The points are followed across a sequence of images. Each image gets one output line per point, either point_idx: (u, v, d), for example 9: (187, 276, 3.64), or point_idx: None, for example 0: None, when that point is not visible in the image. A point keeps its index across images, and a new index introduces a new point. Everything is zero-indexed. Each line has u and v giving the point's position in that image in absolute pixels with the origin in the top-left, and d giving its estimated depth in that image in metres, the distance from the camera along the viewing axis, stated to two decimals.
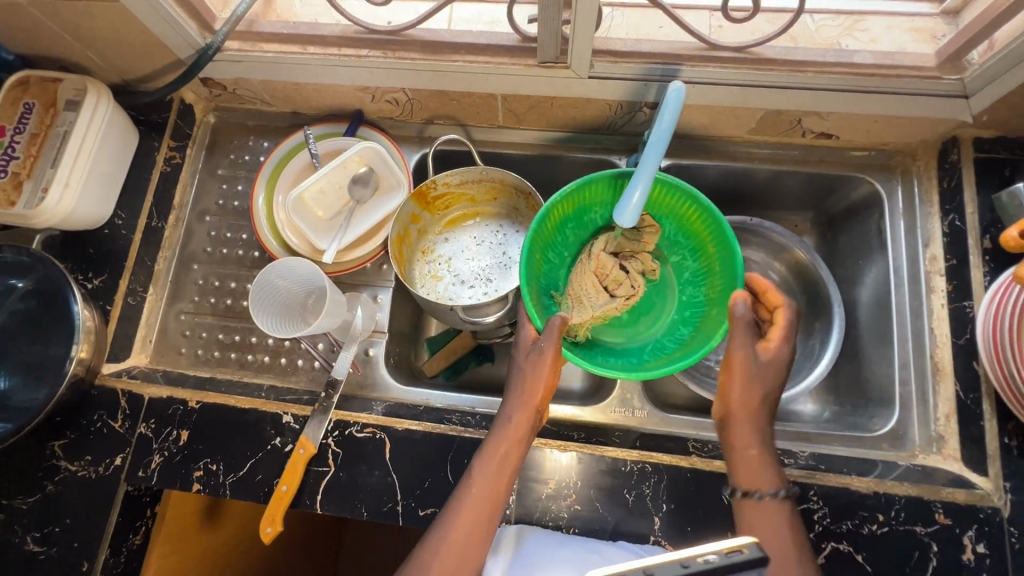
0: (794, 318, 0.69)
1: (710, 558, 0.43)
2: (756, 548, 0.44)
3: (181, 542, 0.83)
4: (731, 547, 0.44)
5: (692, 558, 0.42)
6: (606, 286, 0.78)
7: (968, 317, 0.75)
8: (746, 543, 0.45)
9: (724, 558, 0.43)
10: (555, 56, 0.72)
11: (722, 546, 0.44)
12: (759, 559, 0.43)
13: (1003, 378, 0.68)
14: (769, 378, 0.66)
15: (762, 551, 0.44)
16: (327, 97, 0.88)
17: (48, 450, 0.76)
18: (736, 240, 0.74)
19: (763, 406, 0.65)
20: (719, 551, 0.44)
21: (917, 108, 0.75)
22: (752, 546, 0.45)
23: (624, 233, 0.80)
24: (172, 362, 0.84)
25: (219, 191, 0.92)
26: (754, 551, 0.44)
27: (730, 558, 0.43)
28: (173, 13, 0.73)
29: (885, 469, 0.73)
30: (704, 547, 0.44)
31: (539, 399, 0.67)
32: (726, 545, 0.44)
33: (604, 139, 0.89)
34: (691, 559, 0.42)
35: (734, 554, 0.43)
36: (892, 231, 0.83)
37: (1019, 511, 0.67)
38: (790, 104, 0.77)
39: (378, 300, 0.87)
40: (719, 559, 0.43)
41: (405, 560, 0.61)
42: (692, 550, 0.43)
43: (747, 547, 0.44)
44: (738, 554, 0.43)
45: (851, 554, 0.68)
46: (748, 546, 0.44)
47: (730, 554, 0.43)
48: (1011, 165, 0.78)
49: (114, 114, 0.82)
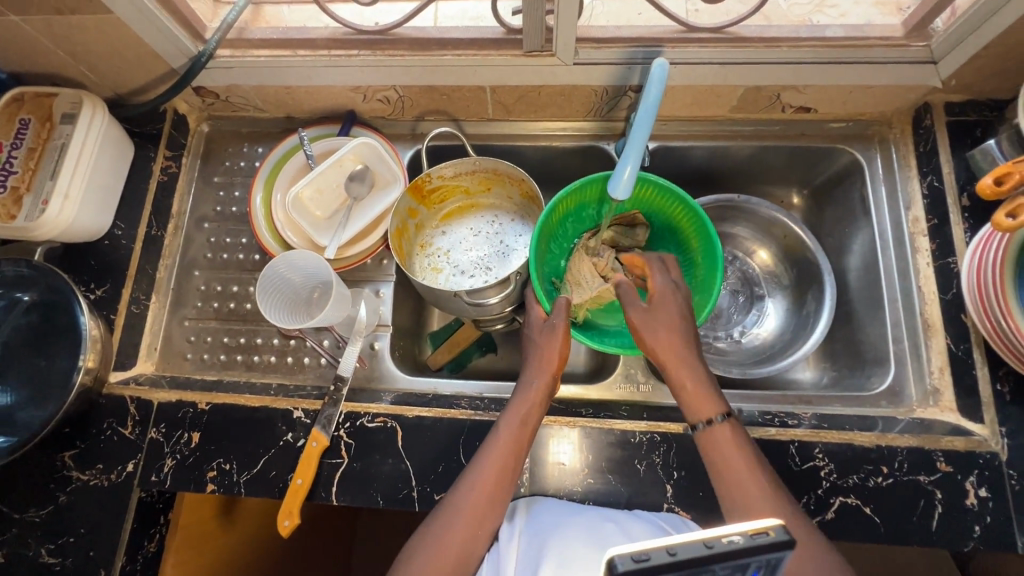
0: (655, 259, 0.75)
1: (734, 539, 0.37)
2: (784, 530, 0.38)
3: (196, 547, 0.83)
4: (758, 527, 0.38)
5: (717, 538, 0.37)
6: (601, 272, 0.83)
7: (953, 273, 0.78)
8: (774, 525, 0.38)
9: (749, 541, 0.37)
10: (540, 45, 0.75)
11: (747, 526, 0.39)
12: (789, 544, 0.37)
13: (991, 327, 0.70)
14: (670, 312, 0.70)
15: (791, 534, 0.38)
16: (319, 99, 0.90)
17: (58, 461, 0.76)
18: (719, 239, 0.78)
19: (676, 334, 0.68)
20: (745, 532, 0.38)
21: (889, 77, 0.78)
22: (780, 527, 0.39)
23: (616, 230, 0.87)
24: (179, 368, 0.85)
25: (216, 198, 0.93)
26: (782, 534, 0.38)
27: (756, 541, 0.37)
28: (164, 22, 0.75)
29: (887, 424, 0.75)
30: (728, 526, 0.38)
31: (555, 367, 0.70)
32: (752, 525, 0.38)
33: (591, 125, 0.92)
34: (714, 540, 0.37)
35: (760, 537, 0.38)
36: (874, 197, 0.86)
37: (1015, 453, 0.69)
38: (769, 80, 0.80)
39: (380, 294, 0.88)
40: (744, 541, 0.37)
41: (429, 519, 0.61)
42: (715, 529, 0.38)
43: (774, 530, 0.38)
44: (766, 537, 0.37)
45: (859, 507, 0.69)
46: (776, 528, 0.38)
47: (756, 536, 0.38)
48: (982, 126, 0.81)
49: (109, 126, 0.83)
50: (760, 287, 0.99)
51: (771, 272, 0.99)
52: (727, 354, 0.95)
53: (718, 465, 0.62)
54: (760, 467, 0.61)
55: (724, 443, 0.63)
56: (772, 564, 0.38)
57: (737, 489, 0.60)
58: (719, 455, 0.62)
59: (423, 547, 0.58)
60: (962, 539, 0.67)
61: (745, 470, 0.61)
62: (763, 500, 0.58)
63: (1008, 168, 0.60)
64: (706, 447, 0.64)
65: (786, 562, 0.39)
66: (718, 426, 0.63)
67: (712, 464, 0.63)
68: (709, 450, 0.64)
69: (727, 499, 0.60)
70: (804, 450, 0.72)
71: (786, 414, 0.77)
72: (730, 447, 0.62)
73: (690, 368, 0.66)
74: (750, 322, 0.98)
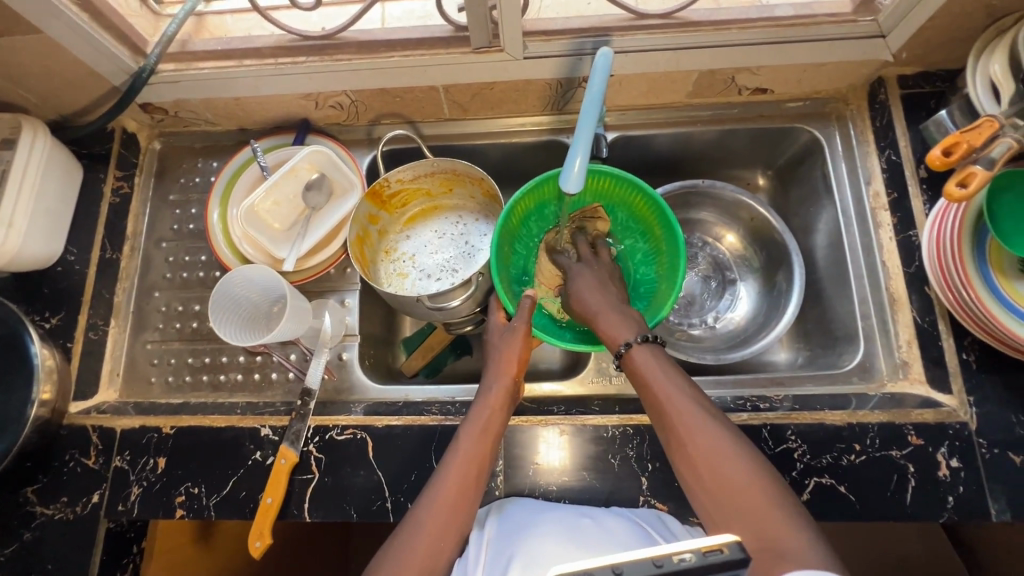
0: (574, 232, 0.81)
1: (685, 556, 0.37)
2: (740, 549, 0.38)
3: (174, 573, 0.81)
4: (711, 545, 0.38)
5: (667, 556, 0.37)
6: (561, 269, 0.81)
7: (915, 245, 0.78)
8: (729, 542, 0.38)
9: (701, 559, 0.37)
10: (488, 41, 0.74)
11: (701, 545, 0.38)
12: (743, 562, 0.37)
13: (952, 298, 0.70)
14: (592, 277, 0.74)
15: (746, 552, 0.38)
16: (270, 109, 0.88)
17: (21, 497, 0.74)
18: (678, 224, 0.78)
19: (596, 290, 0.72)
20: (697, 550, 0.38)
21: (840, 53, 0.78)
22: (735, 545, 0.38)
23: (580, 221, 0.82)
24: (143, 392, 0.83)
25: (173, 216, 0.91)
26: (736, 551, 0.38)
27: (709, 559, 0.37)
28: (100, 39, 0.73)
29: (859, 401, 0.75)
30: (681, 544, 0.38)
31: (515, 370, 0.71)
32: (706, 543, 0.38)
33: (549, 119, 0.91)
34: (665, 559, 0.37)
35: (713, 555, 0.37)
36: (835, 174, 0.86)
37: (984, 422, 0.69)
38: (721, 63, 0.79)
39: (346, 304, 0.86)
40: (696, 559, 0.37)
41: (392, 533, 0.59)
42: (667, 547, 0.38)
43: (728, 547, 0.38)
44: (719, 554, 0.37)
45: (834, 486, 0.69)
46: (731, 546, 0.38)
47: (709, 554, 0.37)
48: (936, 97, 0.81)
49: (51, 149, 0.80)
50: (731, 271, 0.99)
51: (741, 255, 0.99)
52: (702, 341, 0.95)
53: (652, 405, 0.60)
54: (691, 397, 0.58)
55: (652, 379, 0.61)
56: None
57: (670, 424, 0.58)
58: (650, 393, 0.60)
59: (388, 559, 0.56)
60: (937, 510, 0.67)
61: (675, 401, 0.58)
62: (695, 432, 0.56)
63: (955, 137, 0.60)
64: (640, 387, 0.62)
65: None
66: (634, 352, 0.63)
67: (648, 404, 0.61)
68: (642, 390, 0.62)
69: (665, 437, 0.59)
70: (777, 433, 0.71)
71: (759, 398, 0.77)
72: (660, 383, 0.60)
73: (606, 311, 0.69)
74: (723, 307, 0.97)
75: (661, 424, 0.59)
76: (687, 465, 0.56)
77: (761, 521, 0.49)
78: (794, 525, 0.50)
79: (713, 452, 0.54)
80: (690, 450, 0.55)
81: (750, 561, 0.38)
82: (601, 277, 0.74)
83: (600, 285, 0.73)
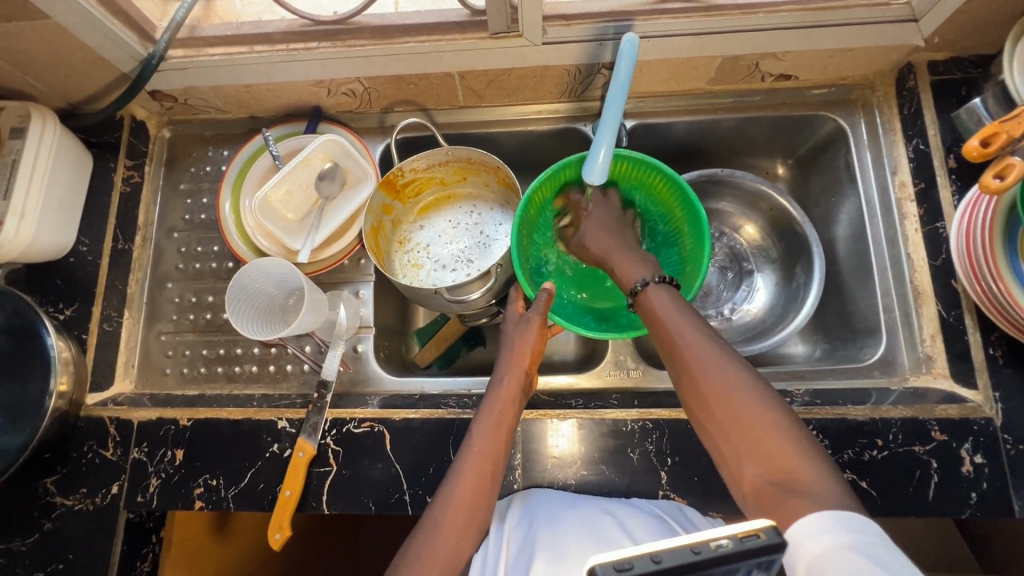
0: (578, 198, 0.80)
1: (723, 543, 0.36)
2: (775, 533, 0.38)
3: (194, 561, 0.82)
4: (747, 531, 0.37)
5: (704, 543, 0.36)
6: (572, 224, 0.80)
7: (941, 238, 0.76)
8: (764, 527, 0.38)
9: (739, 545, 0.36)
10: (506, 26, 0.71)
11: (737, 530, 0.38)
12: (778, 547, 0.36)
13: (981, 292, 0.69)
14: (602, 226, 0.76)
15: (783, 536, 0.37)
16: (282, 97, 0.87)
17: (41, 487, 0.75)
18: (700, 203, 0.76)
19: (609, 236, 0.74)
20: (734, 536, 0.37)
21: (871, 38, 0.75)
22: (771, 529, 0.38)
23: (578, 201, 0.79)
24: (158, 383, 0.83)
25: (184, 206, 0.90)
26: (773, 536, 0.37)
27: (746, 545, 0.36)
28: (109, 24, 0.71)
29: (880, 396, 0.74)
30: (717, 530, 0.37)
31: (528, 362, 0.70)
32: (742, 528, 0.38)
33: (566, 107, 0.89)
34: (702, 545, 0.36)
35: (750, 540, 0.37)
36: (860, 164, 0.84)
37: (1009, 418, 0.68)
38: (746, 49, 0.76)
39: (360, 295, 0.85)
40: (733, 545, 0.36)
41: (409, 536, 0.60)
42: (703, 534, 0.37)
43: (764, 532, 0.37)
44: (756, 540, 0.37)
45: (856, 482, 0.69)
46: (766, 531, 0.37)
47: (746, 540, 0.37)
48: (967, 84, 0.79)
49: (60, 138, 0.79)
50: (748, 262, 0.97)
51: (759, 246, 0.97)
52: (718, 333, 0.94)
53: (663, 343, 0.61)
54: (703, 333, 0.59)
55: (666, 318, 0.62)
56: (761, 568, 0.37)
57: (681, 361, 0.58)
58: (662, 332, 0.61)
59: (410, 560, 0.57)
60: (959, 506, 0.67)
61: (688, 337, 0.59)
62: (705, 365, 0.56)
63: (993, 128, 0.58)
64: (652, 328, 0.63)
65: (776, 567, 0.38)
66: (651, 290, 0.65)
67: (660, 341, 0.61)
68: (654, 330, 0.62)
69: (676, 374, 0.59)
70: None
71: (779, 392, 0.76)
72: (674, 323, 0.61)
73: (624, 254, 0.71)
74: (740, 298, 0.96)
75: (670, 357, 0.60)
76: (696, 399, 0.56)
77: (771, 449, 0.51)
78: None
79: (725, 385, 0.55)
80: (701, 384, 0.56)
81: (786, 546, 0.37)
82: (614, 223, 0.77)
83: (613, 233, 0.75)
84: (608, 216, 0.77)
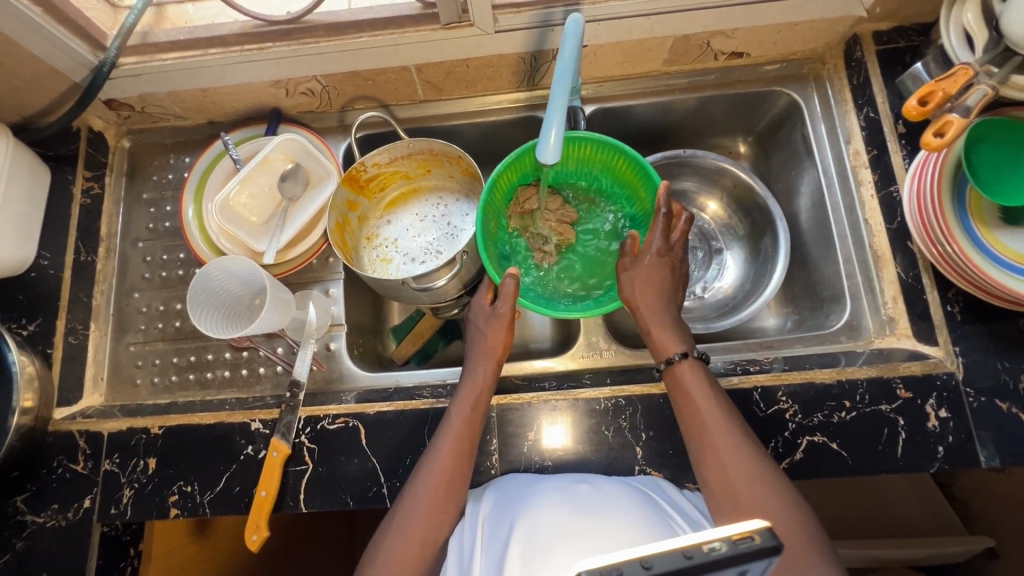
0: (666, 220, 0.74)
1: (715, 546, 0.35)
2: (771, 533, 0.36)
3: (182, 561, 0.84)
4: (742, 532, 0.36)
5: (697, 547, 0.35)
6: (547, 226, 0.84)
7: (896, 202, 0.78)
8: (760, 527, 0.36)
9: (733, 547, 0.35)
10: (457, 16, 0.72)
11: (732, 531, 0.36)
12: (774, 549, 0.35)
13: (937, 254, 0.70)
14: (651, 277, 0.74)
15: (778, 538, 0.36)
16: (240, 100, 0.87)
17: (11, 507, 0.73)
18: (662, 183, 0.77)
19: (653, 290, 0.73)
20: (729, 538, 0.36)
21: (814, 11, 0.77)
22: (765, 530, 0.37)
23: (547, 202, 0.83)
24: (129, 394, 0.82)
25: (148, 215, 0.89)
26: (768, 538, 0.36)
27: (740, 548, 0.35)
28: (57, 33, 0.70)
29: (848, 359, 0.75)
30: (710, 532, 0.36)
31: (499, 354, 0.73)
32: (737, 529, 0.36)
33: (525, 96, 0.90)
34: (694, 549, 0.35)
35: (744, 543, 0.35)
36: (816, 135, 0.86)
37: (971, 371, 0.70)
38: (695, 27, 0.78)
39: (331, 293, 0.85)
40: (726, 547, 0.35)
41: (385, 518, 0.62)
42: (696, 536, 0.36)
43: (759, 534, 0.36)
44: (750, 543, 0.35)
45: (826, 444, 0.70)
46: (761, 533, 0.36)
47: (740, 542, 0.35)
48: (911, 52, 0.81)
49: (14, 152, 0.78)
50: (716, 240, 0.99)
51: (725, 224, 0.99)
52: (690, 311, 0.95)
53: (690, 422, 0.64)
54: (732, 422, 0.63)
55: (694, 395, 0.65)
56: (755, 568, 0.36)
57: (703, 437, 0.63)
58: (692, 413, 0.64)
59: (392, 535, 0.60)
60: (927, 460, 0.68)
61: (714, 422, 0.63)
62: (727, 445, 0.61)
63: (930, 88, 0.60)
64: (680, 401, 0.66)
65: (771, 565, 0.37)
66: (685, 365, 0.67)
67: (685, 417, 0.65)
68: (682, 407, 0.66)
69: (696, 449, 0.63)
70: (768, 395, 0.72)
71: (750, 361, 0.77)
72: (701, 404, 0.64)
73: (660, 318, 0.72)
74: (710, 277, 0.97)
75: (694, 434, 0.64)
76: (715, 478, 0.60)
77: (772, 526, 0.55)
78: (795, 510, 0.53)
79: (742, 468, 0.59)
80: (725, 463, 0.60)
81: (783, 547, 0.36)
82: (669, 278, 0.74)
83: (657, 287, 0.74)
84: (658, 269, 0.74)
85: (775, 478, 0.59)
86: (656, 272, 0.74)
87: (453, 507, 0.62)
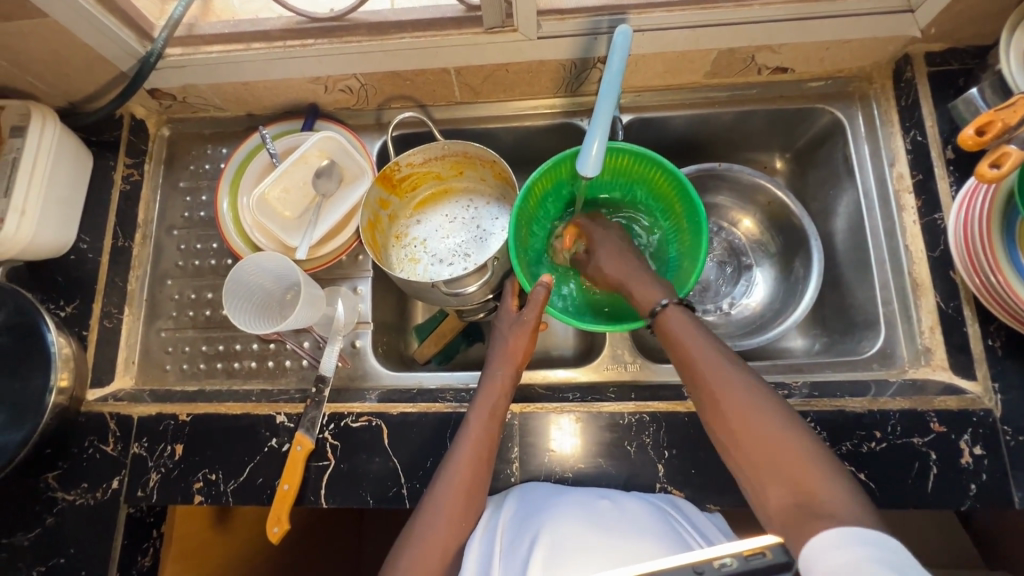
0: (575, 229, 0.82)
1: (728, 561, 0.36)
2: (782, 550, 0.37)
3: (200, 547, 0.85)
4: (752, 548, 0.37)
5: (707, 562, 0.36)
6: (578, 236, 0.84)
7: (940, 229, 0.76)
8: (771, 544, 0.37)
9: (743, 563, 0.36)
10: (501, 21, 0.71)
11: (742, 547, 0.37)
12: (785, 566, 0.36)
13: (981, 285, 0.68)
14: (614, 249, 0.76)
15: (789, 555, 0.36)
16: (279, 94, 0.87)
17: (42, 482, 0.75)
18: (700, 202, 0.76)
19: (622, 260, 0.75)
20: (739, 554, 0.36)
21: (865, 29, 0.75)
22: (777, 547, 0.37)
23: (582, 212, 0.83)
24: (158, 379, 0.83)
25: (184, 204, 0.90)
26: (779, 555, 0.36)
27: (751, 564, 0.36)
28: (106, 21, 0.71)
29: (879, 388, 0.73)
30: (722, 547, 0.37)
31: (519, 360, 0.73)
32: (748, 546, 0.37)
33: (562, 101, 0.89)
34: (706, 564, 0.36)
35: (755, 559, 0.36)
36: (858, 156, 0.84)
37: (1010, 409, 0.68)
38: (741, 41, 0.76)
39: (358, 291, 0.86)
40: (737, 563, 0.36)
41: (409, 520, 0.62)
42: (706, 552, 0.36)
43: (770, 551, 0.36)
44: (761, 559, 0.36)
45: (853, 474, 0.69)
46: (773, 549, 0.37)
47: (751, 558, 0.36)
48: (965, 75, 0.79)
49: (60, 136, 0.80)
50: (746, 256, 0.97)
51: (757, 240, 0.97)
52: (716, 327, 0.94)
53: (689, 373, 0.61)
54: (731, 364, 0.59)
55: (687, 342, 0.62)
56: None
57: (704, 387, 0.59)
58: (686, 364, 0.61)
59: (413, 541, 0.60)
60: (958, 497, 0.67)
61: (712, 367, 0.59)
62: (729, 391, 0.57)
63: (989, 116, 0.58)
64: (674, 352, 0.63)
65: None
66: (669, 312, 0.65)
67: (684, 370, 0.62)
68: (679, 359, 0.62)
69: (699, 402, 0.60)
70: None
71: (777, 384, 0.75)
72: (695, 349, 0.61)
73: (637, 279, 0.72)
74: (738, 293, 0.96)
75: (695, 387, 0.60)
76: (718, 425, 0.57)
77: None
78: (831, 483, 0.50)
79: (751, 414, 0.55)
80: (731, 411, 0.56)
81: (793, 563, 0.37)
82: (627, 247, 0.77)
83: (625, 258, 0.75)
84: (615, 241, 0.78)
85: (791, 428, 0.54)
86: (616, 248, 0.77)
87: (473, 516, 0.62)
